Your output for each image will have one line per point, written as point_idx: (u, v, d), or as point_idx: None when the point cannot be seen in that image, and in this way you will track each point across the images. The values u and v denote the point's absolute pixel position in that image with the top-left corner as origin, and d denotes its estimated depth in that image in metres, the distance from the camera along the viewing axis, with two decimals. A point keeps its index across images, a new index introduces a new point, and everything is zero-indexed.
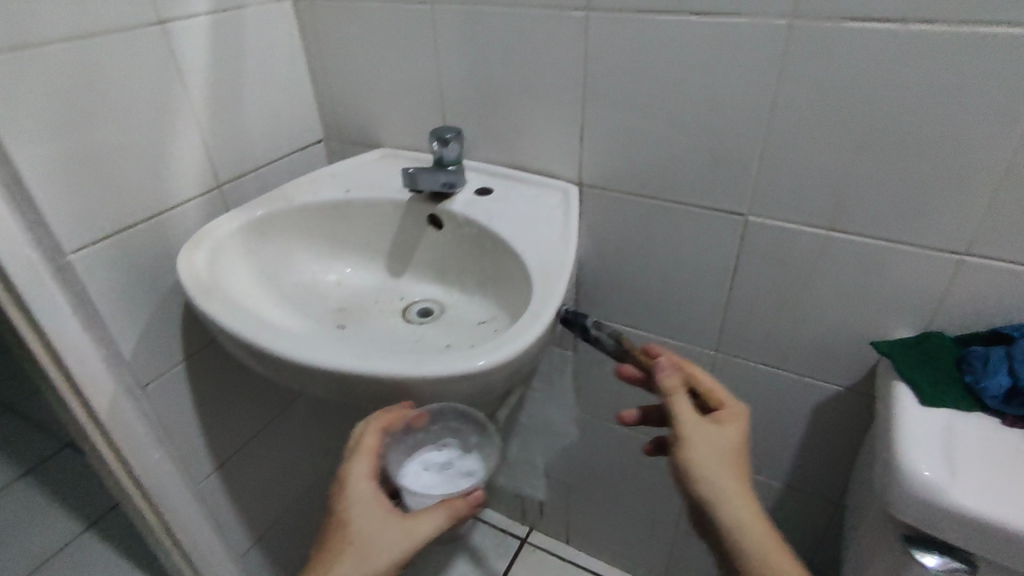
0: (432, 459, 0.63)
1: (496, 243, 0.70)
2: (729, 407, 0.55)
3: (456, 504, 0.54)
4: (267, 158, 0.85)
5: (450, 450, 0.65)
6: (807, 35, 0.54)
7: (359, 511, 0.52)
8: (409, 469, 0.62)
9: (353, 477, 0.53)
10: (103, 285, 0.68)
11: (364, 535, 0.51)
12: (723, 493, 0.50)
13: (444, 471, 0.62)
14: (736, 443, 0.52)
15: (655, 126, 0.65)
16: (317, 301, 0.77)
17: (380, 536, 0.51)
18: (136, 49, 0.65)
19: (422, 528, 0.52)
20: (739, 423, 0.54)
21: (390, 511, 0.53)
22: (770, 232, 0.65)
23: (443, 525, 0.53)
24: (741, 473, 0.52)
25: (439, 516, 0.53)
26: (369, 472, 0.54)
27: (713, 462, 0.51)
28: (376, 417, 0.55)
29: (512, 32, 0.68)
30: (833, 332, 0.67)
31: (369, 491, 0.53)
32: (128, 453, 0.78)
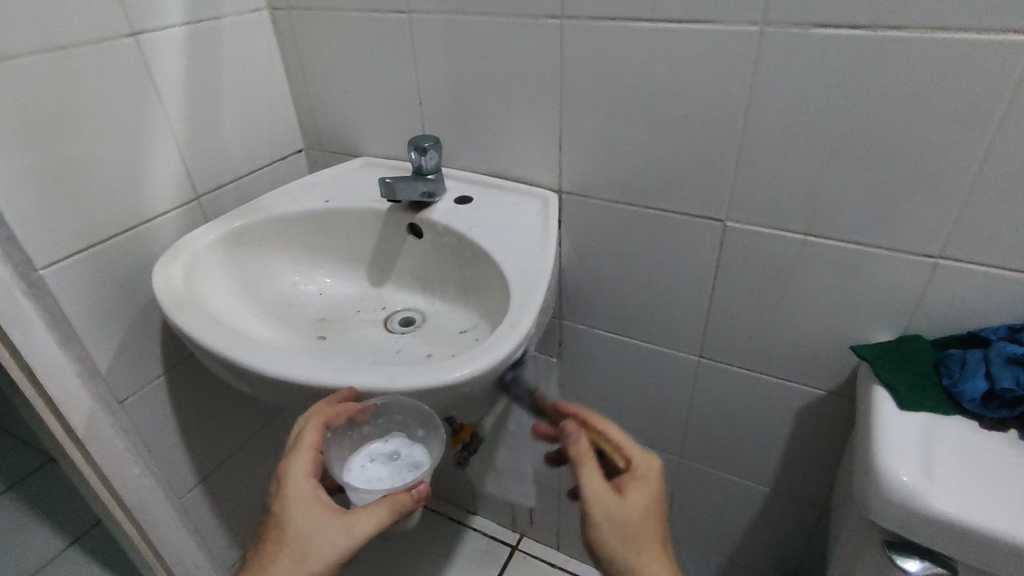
0: (378, 450, 0.57)
1: (475, 251, 0.70)
2: (638, 470, 0.54)
3: (399, 499, 0.51)
4: (246, 168, 0.85)
5: (398, 440, 0.57)
6: (779, 42, 0.54)
7: (298, 510, 0.51)
8: (353, 463, 0.56)
9: (292, 476, 0.52)
10: (77, 300, 0.67)
11: (303, 534, 0.51)
12: (631, 565, 0.52)
13: (391, 464, 0.55)
14: (643, 512, 0.52)
15: (632, 133, 0.65)
16: (298, 312, 0.77)
17: (318, 535, 0.51)
18: (108, 61, 0.65)
19: (362, 526, 0.50)
20: (647, 487, 0.53)
21: (331, 507, 0.52)
22: (749, 237, 0.65)
23: (386, 521, 0.51)
24: (651, 538, 0.52)
25: (381, 512, 0.50)
26: (309, 470, 0.52)
27: (621, 536, 0.52)
28: (313, 413, 0.52)
29: (488, 40, 0.68)
30: (813, 336, 0.67)
31: (309, 489, 0.52)
32: (107, 469, 0.77)
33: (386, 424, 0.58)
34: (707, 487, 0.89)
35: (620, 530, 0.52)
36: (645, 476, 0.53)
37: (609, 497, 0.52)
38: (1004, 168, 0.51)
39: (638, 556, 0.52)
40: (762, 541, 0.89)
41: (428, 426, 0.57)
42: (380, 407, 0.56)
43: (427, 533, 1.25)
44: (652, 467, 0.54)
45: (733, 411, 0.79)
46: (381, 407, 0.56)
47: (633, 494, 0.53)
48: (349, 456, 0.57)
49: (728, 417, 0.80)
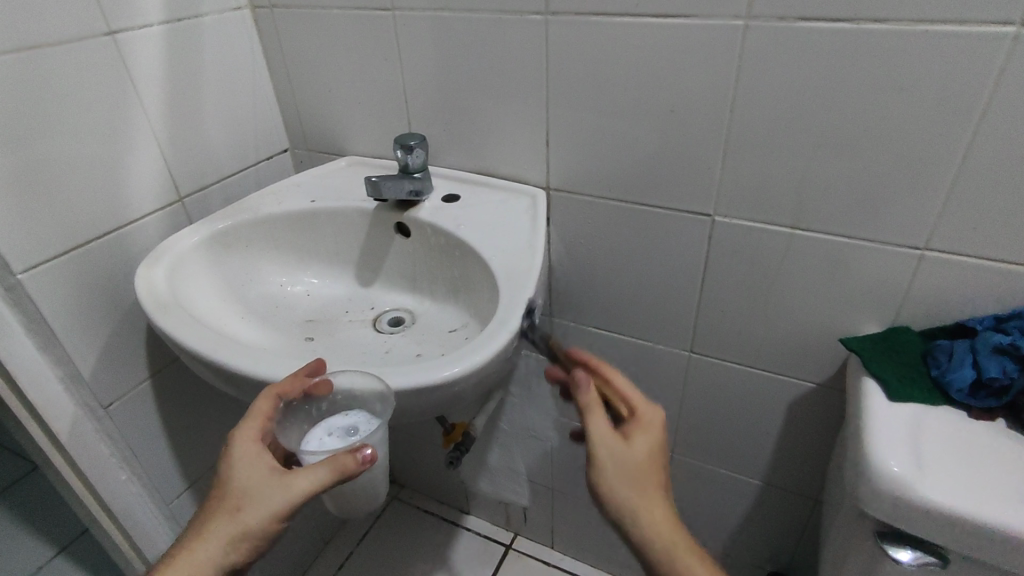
0: (337, 424, 0.54)
1: (464, 250, 0.69)
2: (643, 417, 0.53)
3: (341, 460, 0.48)
4: (230, 169, 0.83)
5: (357, 416, 0.54)
6: (764, 35, 0.54)
7: (241, 470, 0.51)
8: (310, 436, 0.54)
9: (240, 439, 0.51)
10: (57, 304, 0.66)
11: (242, 491, 0.50)
12: (634, 509, 0.50)
13: (347, 438, 0.52)
14: (648, 457, 0.51)
15: (619, 129, 0.65)
16: (286, 313, 0.76)
17: (257, 494, 0.50)
18: (84, 61, 0.63)
19: (301, 483, 0.49)
20: (652, 435, 0.52)
21: (275, 469, 0.51)
22: (737, 231, 0.65)
23: (326, 481, 0.48)
24: (654, 485, 0.51)
25: (321, 472, 0.48)
26: (258, 435, 0.52)
27: (625, 480, 0.51)
28: (273, 382, 0.52)
29: (473, 37, 0.68)
30: (803, 330, 0.68)
31: (255, 452, 0.51)
32: (92, 476, 0.76)
33: (346, 401, 0.55)
34: (700, 482, 0.89)
35: (624, 474, 0.51)
36: (651, 424, 0.53)
37: (615, 442, 0.51)
38: (987, 159, 0.51)
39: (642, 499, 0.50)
40: (755, 534, 0.90)
41: (382, 401, 0.52)
42: (335, 383, 0.54)
43: (421, 534, 1.24)
44: (657, 418, 0.53)
45: (724, 406, 0.79)
46: (338, 387, 0.54)
47: (638, 439, 0.52)
48: (309, 430, 0.55)
49: (719, 411, 0.80)
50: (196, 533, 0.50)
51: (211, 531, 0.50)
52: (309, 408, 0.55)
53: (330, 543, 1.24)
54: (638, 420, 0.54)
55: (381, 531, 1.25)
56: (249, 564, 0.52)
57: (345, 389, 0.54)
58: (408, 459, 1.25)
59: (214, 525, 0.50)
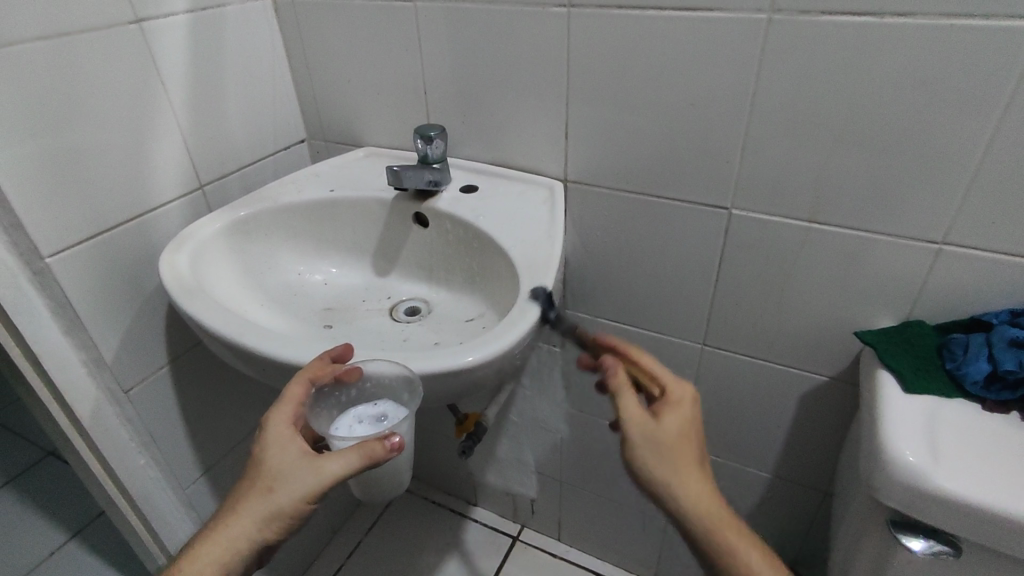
0: (366, 412, 0.56)
1: (482, 240, 0.70)
2: (672, 395, 0.54)
3: (370, 446, 0.49)
4: (249, 158, 0.84)
5: (385, 404, 0.56)
6: (786, 29, 0.54)
7: (273, 451, 0.51)
8: (340, 423, 0.55)
9: (272, 421, 0.52)
10: (81, 287, 0.67)
11: (274, 473, 0.51)
12: (671, 480, 0.50)
13: (376, 425, 0.54)
14: (680, 433, 0.51)
15: (639, 121, 0.66)
16: (305, 301, 0.77)
17: (288, 475, 0.50)
18: (112, 48, 0.64)
19: (330, 468, 0.49)
20: (683, 411, 0.52)
21: (305, 453, 0.51)
22: (753, 225, 0.66)
23: (355, 466, 0.49)
24: (691, 457, 0.51)
25: (351, 456, 0.49)
26: (290, 419, 0.52)
27: (657, 456, 0.50)
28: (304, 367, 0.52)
29: (495, 29, 0.68)
30: (817, 323, 0.68)
31: (286, 435, 0.52)
32: (112, 459, 0.77)
33: (374, 389, 0.56)
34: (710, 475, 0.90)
35: (656, 448, 0.50)
36: (680, 400, 0.53)
37: (644, 416, 0.51)
38: (1006, 154, 0.52)
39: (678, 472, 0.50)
40: (764, 527, 0.90)
41: (410, 390, 0.54)
42: (366, 370, 0.54)
43: (429, 525, 1.25)
44: (687, 394, 0.53)
45: (736, 399, 0.80)
46: (367, 374, 0.55)
47: (670, 416, 0.52)
48: (338, 415, 0.56)
49: (731, 405, 0.81)
50: (230, 511, 0.51)
51: (243, 509, 0.50)
52: (339, 394, 0.56)
53: (339, 532, 1.25)
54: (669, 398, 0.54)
55: (389, 522, 1.26)
56: (280, 544, 0.53)
57: (375, 377, 0.55)
58: (418, 449, 1.26)
59: (247, 503, 0.51)
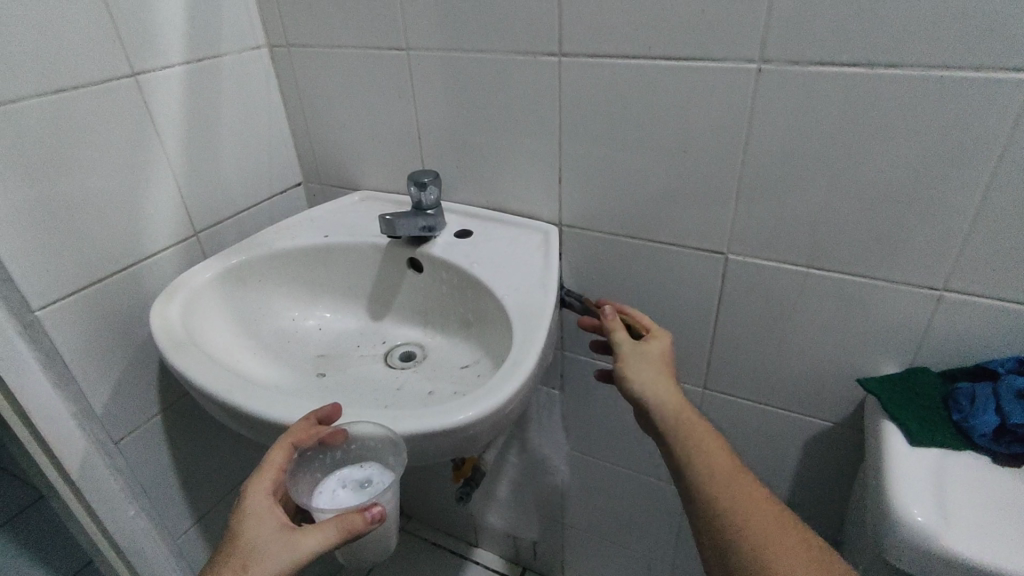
0: (351, 476, 0.54)
1: (476, 287, 0.69)
2: (655, 331, 0.62)
3: (349, 519, 0.47)
4: (245, 203, 0.84)
5: (371, 466, 0.54)
6: (777, 78, 0.54)
7: (250, 524, 0.49)
8: (323, 488, 0.54)
9: (251, 491, 0.51)
10: (71, 340, 0.66)
11: (250, 549, 0.48)
12: (648, 380, 0.56)
13: (360, 491, 0.52)
14: (660, 354, 0.59)
15: (632, 168, 0.66)
16: (298, 347, 0.76)
17: (266, 550, 0.48)
18: (107, 101, 0.65)
19: (307, 543, 0.47)
20: (664, 340, 0.61)
21: (284, 524, 0.49)
22: (749, 270, 0.65)
23: (333, 542, 0.47)
24: (666, 372, 0.57)
25: (329, 531, 0.47)
26: (270, 488, 0.51)
27: (640, 362, 0.58)
28: (284, 433, 0.51)
29: (487, 76, 0.69)
30: (819, 369, 0.67)
31: (267, 505, 0.50)
32: (101, 511, 0.75)
33: (360, 451, 0.55)
34: None
35: (639, 359, 0.58)
36: (662, 335, 0.61)
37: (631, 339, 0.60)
38: (1004, 201, 0.51)
39: (651, 378, 0.56)
40: None
41: (396, 452, 0.52)
42: (350, 433, 0.53)
43: (429, 569, 1.22)
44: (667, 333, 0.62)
45: (739, 443, 0.78)
46: (352, 436, 0.54)
47: (652, 341, 0.60)
48: (325, 479, 0.55)
49: (733, 449, 0.79)
50: None
51: None
52: (323, 457, 0.55)
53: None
54: (651, 333, 0.62)
55: (387, 564, 1.23)
56: None
57: (360, 440, 0.54)
58: (417, 490, 1.24)
59: None
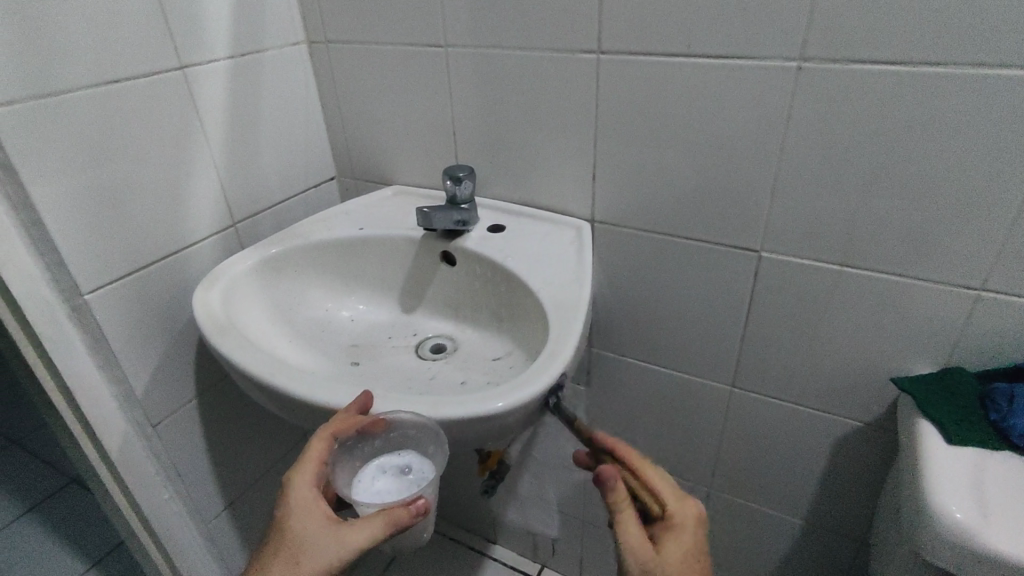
0: (390, 463, 0.54)
1: (510, 280, 0.70)
2: (674, 517, 0.51)
3: (395, 513, 0.48)
4: (282, 196, 0.86)
5: (411, 454, 0.55)
6: (817, 77, 0.55)
7: (297, 517, 0.51)
8: (362, 475, 0.54)
9: (294, 485, 0.52)
10: (116, 324, 0.68)
11: (299, 541, 0.50)
12: None
13: (400, 479, 0.53)
14: (682, 566, 0.49)
15: (666, 165, 0.66)
16: (332, 337, 0.77)
17: (317, 542, 0.50)
18: (156, 93, 0.67)
19: (355, 535, 0.49)
20: (684, 539, 0.50)
21: (331, 517, 0.51)
22: (783, 268, 0.65)
23: (379, 535, 0.48)
24: None
25: (375, 524, 0.48)
26: (313, 480, 0.52)
27: None
28: (325, 424, 0.52)
29: (524, 72, 0.70)
30: (851, 368, 0.67)
31: (311, 497, 0.52)
32: (138, 493, 0.77)
33: (399, 438, 0.55)
34: (738, 519, 0.88)
35: None
36: (681, 526, 0.51)
37: (644, 547, 0.49)
38: None
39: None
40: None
41: (437, 442, 0.54)
42: (392, 419, 0.54)
43: (447, 563, 1.23)
44: (689, 517, 0.51)
45: (767, 442, 0.78)
46: (392, 423, 0.54)
47: (670, 545, 0.50)
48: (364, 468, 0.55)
49: (760, 447, 0.79)
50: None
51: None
52: (362, 444, 0.56)
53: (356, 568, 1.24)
54: (668, 522, 0.51)
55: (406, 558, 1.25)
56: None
57: (402, 427, 0.55)
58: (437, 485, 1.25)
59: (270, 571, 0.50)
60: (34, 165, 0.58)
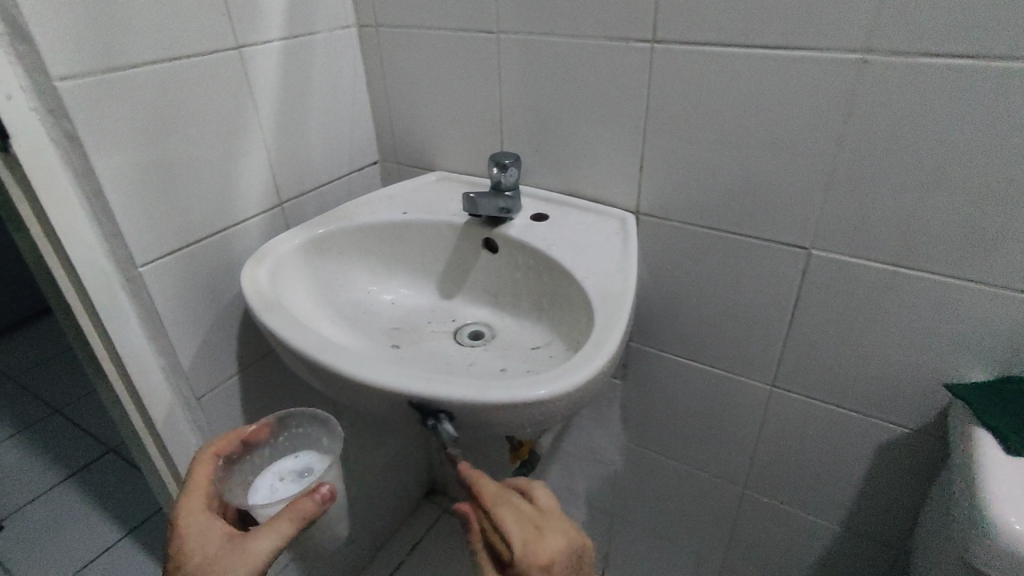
0: (287, 469, 0.62)
1: (552, 269, 0.70)
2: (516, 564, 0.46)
3: (301, 506, 0.49)
4: (326, 178, 0.87)
5: (303, 456, 0.64)
6: (882, 71, 0.53)
7: (197, 544, 0.50)
8: (260, 485, 0.61)
9: (186, 511, 0.52)
10: (167, 297, 0.70)
11: (203, 567, 0.48)
12: None
13: (302, 476, 0.61)
14: None
15: (717, 158, 0.65)
16: (373, 319, 0.78)
17: (220, 565, 0.48)
18: (213, 72, 0.68)
19: (259, 544, 0.48)
20: None
21: (232, 535, 0.50)
22: (835, 267, 0.64)
23: (287, 531, 0.49)
24: None
25: (281, 524, 0.49)
26: (206, 498, 0.53)
27: None
28: (208, 443, 0.57)
29: (575, 60, 0.69)
30: (899, 372, 0.65)
31: (206, 520, 0.51)
32: (180, 463, 0.79)
33: (285, 446, 0.66)
34: (770, 521, 0.87)
35: None
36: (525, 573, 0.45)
37: None
38: None
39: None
40: None
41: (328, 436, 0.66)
42: (275, 424, 0.65)
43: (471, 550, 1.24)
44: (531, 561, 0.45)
45: (805, 444, 0.77)
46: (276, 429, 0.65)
47: None
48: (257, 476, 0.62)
49: (798, 450, 0.78)
50: None
51: None
52: (251, 458, 0.64)
53: (382, 549, 1.26)
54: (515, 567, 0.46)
55: (431, 543, 1.26)
56: None
57: (286, 428, 0.66)
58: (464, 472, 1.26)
59: None
60: (98, 138, 0.59)
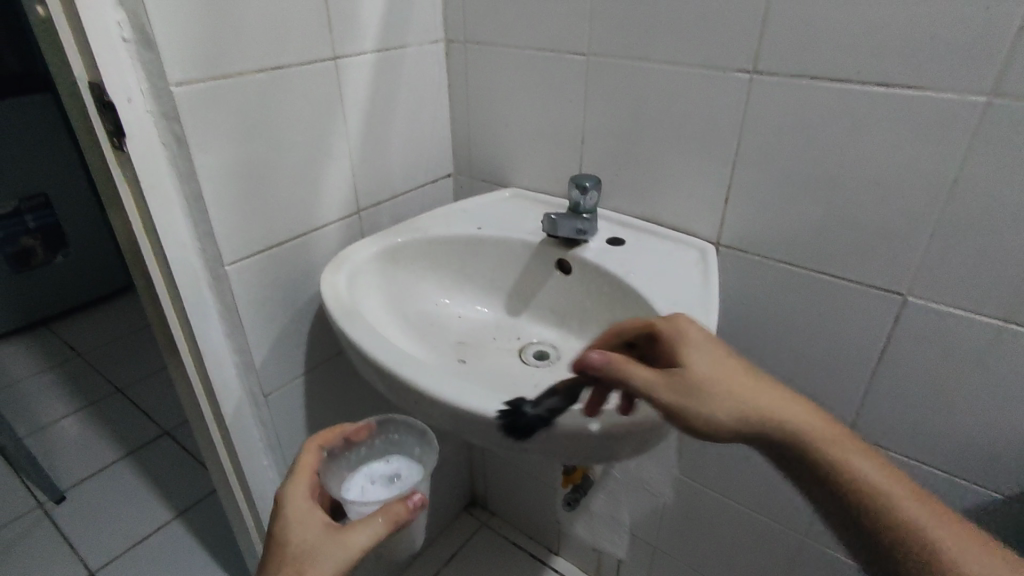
0: (379, 473, 0.59)
1: (627, 295, 0.69)
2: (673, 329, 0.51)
3: (393, 509, 0.49)
4: (403, 188, 0.88)
5: (395, 462, 0.60)
6: (1006, 117, 0.51)
7: (296, 531, 0.50)
8: (351, 485, 0.57)
9: (291, 497, 0.52)
10: (248, 295, 0.72)
11: (301, 553, 0.48)
12: (741, 401, 0.47)
13: (389, 483, 0.57)
14: (714, 365, 0.48)
15: (809, 194, 0.63)
16: (440, 331, 0.78)
17: (321, 551, 0.48)
18: (309, 80, 0.70)
19: (358, 536, 0.48)
20: (698, 343, 0.50)
21: (330, 526, 0.50)
22: (931, 317, 0.60)
23: (382, 533, 0.49)
24: (745, 371, 0.49)
25: (378, 523, 0.49)
26: (307, 488, 0.53)
27: (696, 397, 0.47)
28: (314, 436, 0.57)
29: (667, 86, 0.68)
30: (995, 431, 0.62)
31: (306, 509, 0.51)
32: (243, 456, 0.81)
33: (382, 447, 0.62)
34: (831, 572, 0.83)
35: (689, 396, 0.47)
36: (683, 332, 0.51)
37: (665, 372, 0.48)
38: None
39: (731, 398, 0.47)
40: None
41: (422, 445, 0.61)
42: (374, 427, 0.61)
43: (507, 566, 1.23)
44: (681, 320, 0.52)
45: None
46: (374, 430, 0.61)
47: (694, 355, 0.49)
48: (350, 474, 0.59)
49: None
50: None
51: None
52: (348, 455, 0.60)
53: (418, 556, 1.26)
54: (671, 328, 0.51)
55: (468, 556, 1.25)
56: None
57: (386, 434, 0.62)
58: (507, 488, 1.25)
59: None
60: (201, 137, 0.61)
